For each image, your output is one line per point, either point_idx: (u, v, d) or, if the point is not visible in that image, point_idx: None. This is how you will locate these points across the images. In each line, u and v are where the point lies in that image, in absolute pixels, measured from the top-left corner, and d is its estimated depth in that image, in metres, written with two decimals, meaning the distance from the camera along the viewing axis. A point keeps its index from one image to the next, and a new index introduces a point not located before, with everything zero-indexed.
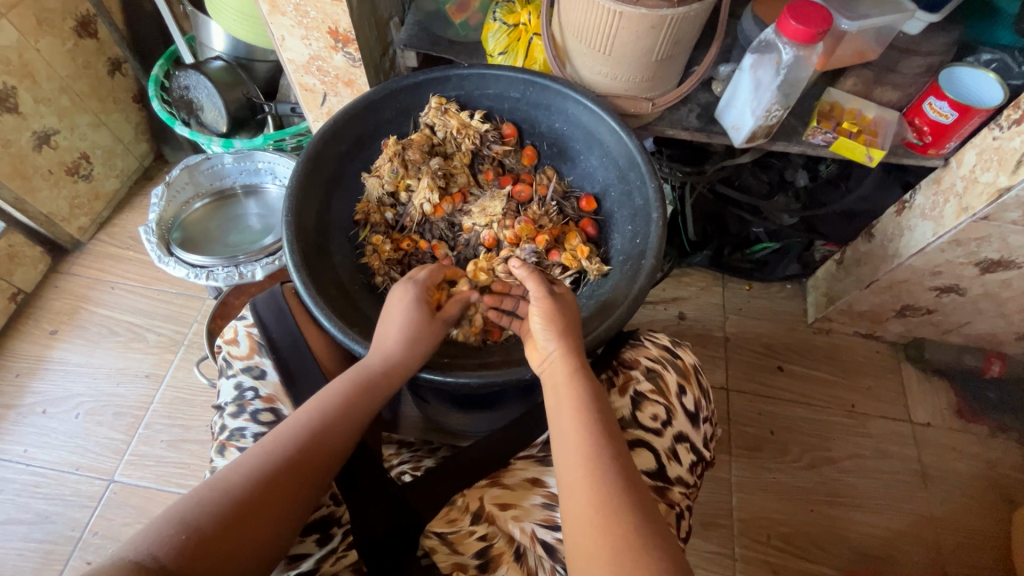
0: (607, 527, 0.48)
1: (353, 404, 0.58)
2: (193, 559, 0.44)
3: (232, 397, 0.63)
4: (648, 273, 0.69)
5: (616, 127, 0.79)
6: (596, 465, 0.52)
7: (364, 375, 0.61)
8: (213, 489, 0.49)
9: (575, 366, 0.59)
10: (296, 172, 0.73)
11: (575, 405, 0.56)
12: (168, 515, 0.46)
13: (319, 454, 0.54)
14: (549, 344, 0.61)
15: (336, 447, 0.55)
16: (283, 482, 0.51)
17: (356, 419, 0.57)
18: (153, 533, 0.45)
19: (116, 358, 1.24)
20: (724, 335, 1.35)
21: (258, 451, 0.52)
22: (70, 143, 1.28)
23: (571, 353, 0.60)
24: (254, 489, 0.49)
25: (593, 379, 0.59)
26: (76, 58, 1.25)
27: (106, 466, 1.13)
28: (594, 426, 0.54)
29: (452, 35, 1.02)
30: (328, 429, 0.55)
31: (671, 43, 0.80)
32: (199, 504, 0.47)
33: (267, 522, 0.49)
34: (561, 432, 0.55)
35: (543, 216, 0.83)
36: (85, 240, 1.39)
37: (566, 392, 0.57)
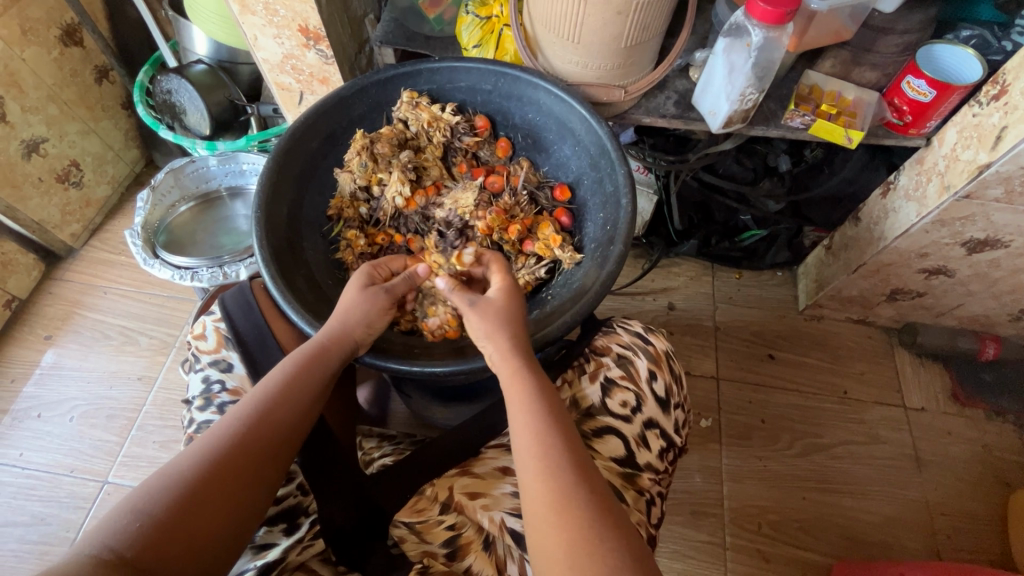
0: (558, 519, 0.48)
1: (296, 381, 0.59)
2: (150, 545, 0.46)
3: (199, 391, 0.64)
4: (616, 258, 0.69)
5: (586, 115, 0.79)
6: (549, 459, 0.52)
7: (304, 351, 0.62)
8: (167, 478, 0.50)
9: (508, 353, 0.60)
10: (266, 168, 0.74)
11: (524, 403, 0.56)
12: (122, 506, 0.48)
13: (267, 433, 0.55)
14: (488, 350, 0.62)
15: (283, 424, 0.57)
16: (234, 467, 0.53)
17: (302, 395, 0.59)
18: (108, 524, 0.46)
19: (109, 362, 1.26)
20: (714, 324, 1.34)
21: (209, 439, 0.54)
22: (59, 151, 1.30)
23: (512, 349, 0.60)
24: (205, 474, 0.51)
25: (537, 372, 0.59)
26: (63, 66, 1.26)
27: (99, 468, 1.15)
28: (544, 418, 0.54)
29: (427, 31, 1.03)
30: (273, 408, 0.57)
31: (640, 29, 0.80)
32: (152, 493, 0.49)
33: (223, 508, 0.51)
34: (513, 426, 0.56)
35: (515, 206, 0.84)
36: (78, 247, 1.40)
37: (518, 387, 0.57)
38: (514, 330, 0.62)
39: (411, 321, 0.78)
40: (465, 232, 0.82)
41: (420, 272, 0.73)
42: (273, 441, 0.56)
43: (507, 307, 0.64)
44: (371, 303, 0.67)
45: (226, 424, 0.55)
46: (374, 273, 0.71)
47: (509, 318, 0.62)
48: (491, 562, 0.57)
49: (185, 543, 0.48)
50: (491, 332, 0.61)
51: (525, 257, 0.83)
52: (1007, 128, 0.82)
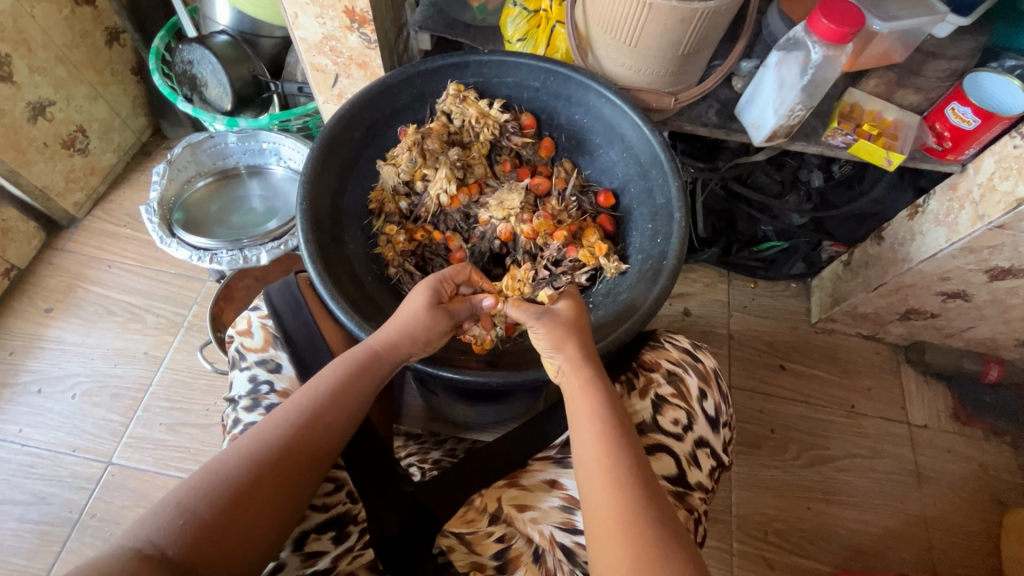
0: (628, 538, 0.48)
1: (346, 389, 0.58)
2: (192, 545, 0.46)
3: (246, 390, 0.61)
4: (669, 275, 0.69)
5: (639, 122, 0.78)
6: (616, 475, 0.51)
7: (354, 355, 0.60)
8: (210, 475, 0.50)
9: (579, 361, 0.59)
10: (311, 157, 0.71)
11: (593, 412, 0.56)
12: (165, 500, 0.48)
13: (314, 441, 0.54)
14: (557, 360, 0.61)
15: (330, 433, 0.56)
16: (279, 472, 0.52)
17: (351, 403, 0.58)
18: (154, 518, 0.46)
19: (114, 339, 1.22)
20: (729, 333, 1.35)
21: (252, 438, 0.53)
22: (66, 115, 1.24)
23: (580, 362, 0.59)
24: (249, 477, 0.50)
25: (607, 385, 0.58)
26: (73, 26, 1.20)
27: (104, 448, 1.12)
28: (612, 433, 0.54)
29: (469, 18, 1.00)
30: (322, 414, 0.56)
31: (698, 38, 0.78)
32: (198, 489, 0.49)
33: (264, 512, 0.50)
34: (578, 439, 0.55)
35: (562, 211, 0.82)
36: (81, 216, 1.35)
37: (583, 401, 0.57)
38: (578, 343, 0.61)
39: None
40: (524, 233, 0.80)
41: (487, 303, 0.69)
42: (319, 449, 0.55)
43: (574, 317, 0.63)
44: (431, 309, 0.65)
45: (273, 425, 0.54)
46: (440, 289, 0.67)
47: (567, 329, 0.62)
48: None
49: (227, 544, 0.47)
50: (560, 343, 0.61)
51: (568, 263, 0.79)
52: None
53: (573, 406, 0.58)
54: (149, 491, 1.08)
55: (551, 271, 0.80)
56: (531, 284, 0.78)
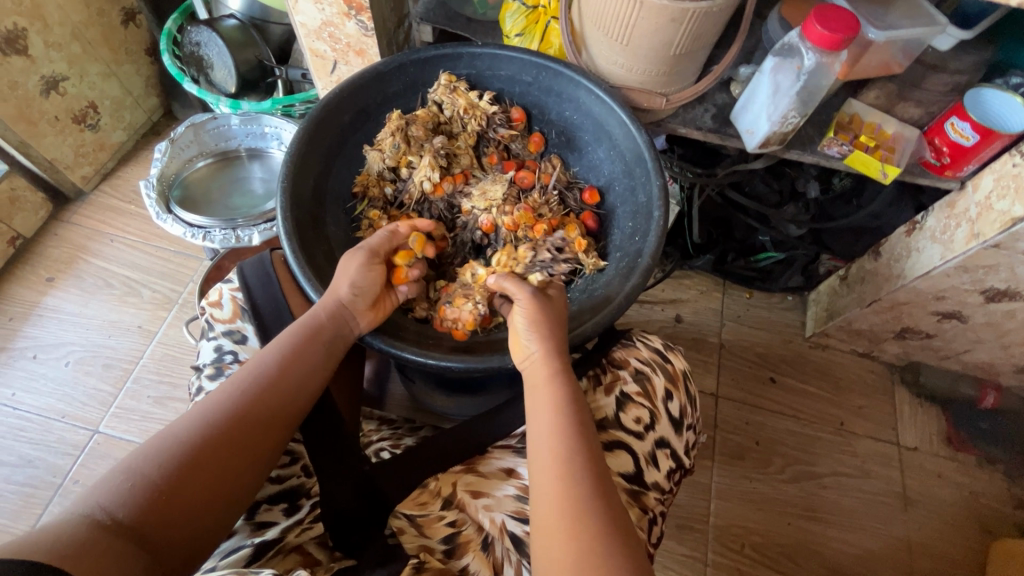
0: (574, 532, 0.48)
1: (298, 355, 0.60)
2: (146, 508, 0.46)
3: (211, 359, 0.63)
4: (642, 272, 0.69)
5: (626, 120, 0.78)
6: (569, 468, 0.51)
7: (302, 324, 0.62)
8: (164, 441, 0.50)
9: (552, 352, 0.60)
10: (297, 137, 0.73)
11: (553, 404, 0.56)
12: (117, 467, 0.48)
13: (266, 409, 0.55)
14: (531, 346, 0.61)
15: (282, 399, 0.57)
16: (233, 438, 0.52)
17: (302, 369, 0.59)
18: (104, 484, 0.46)
19: (110, 311, 1.24)
20: (719, 342, 1.33)
21: (205, 406, 0.54)
22: (78, 91, 1.27)
23: (552, 354, 0.60)
24: (203, 443, 0.51)
25: (572, 377, 0.59)
26: (90, 5, 1.24)
27: (92, 416, 1.14)
28: (569, 427, 0.54)
29: (470, 13, 1.01)
30: (273, 380, 0.57)
31: (691, 38, 0.78)
32: (149, 456, 0.49)
33: (218, 478, 0.50)
34: (535, 430, 0.56)
35: (543, 205, 0.82)
36: (88, 190, 1.38)
37: (545, 392, 0.57)
38: (554, 334, 0.62)
39: (427, 311, 0.78)
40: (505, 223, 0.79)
41: (404, 230, 0.73)
42: (271, 415, 0.56)
43: (561, 307, 0.66)
44: (371, 282, 0.67)
45: (222, 396, 0.55)
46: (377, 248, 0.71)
47: (539, 319, 0.62)
48: (489, 563, 0.56)
49: (184, 506, 0.48)
50: (539, 328, 0.61)
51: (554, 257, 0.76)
52: None
53: (536, 397, 0.58)
54: None
55: (552, 256, 0.75)
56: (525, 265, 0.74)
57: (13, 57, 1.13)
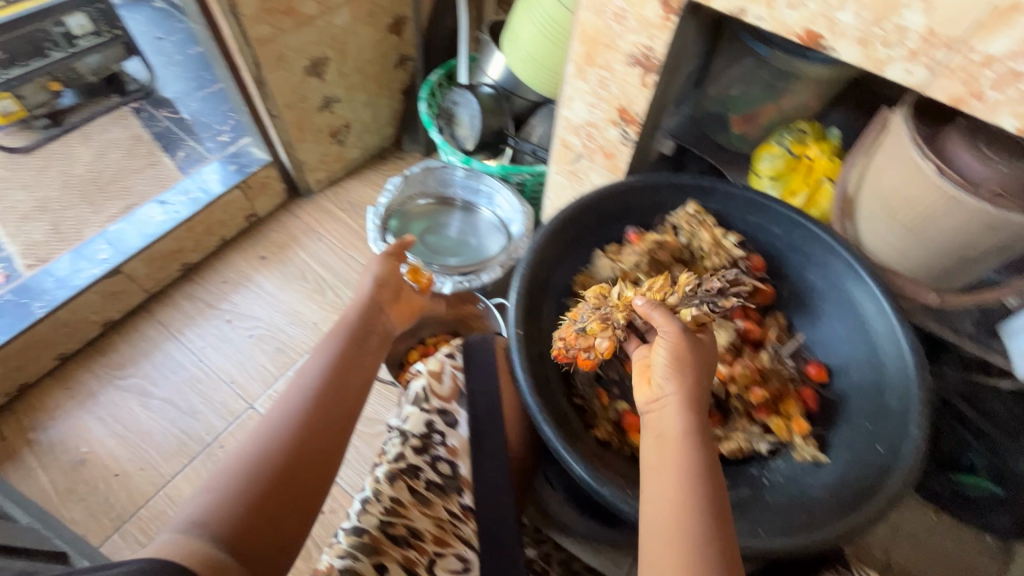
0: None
1: (337, 368, 0.70)
2: (245, 527, 0.53)
3: (420, 431, 0.69)
4: (891, 495, 0.60)
5: (889, 312, 0.69)
6: (688, 544, 0.48)
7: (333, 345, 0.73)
8: (244, 467, 0.57)
9: (688, 406, 0.57)
10: (545, 230, 0.77)
11: (683, 468, 0.53)
12: (210, 496, 0.55)
13: (323, 421, 0.64)
14: (667, 387, 0.58)
15: (336, 413, 0.66)
16: (300, 452, 0.60)
17: (344, 377, 0.70)
18: (203, 514, 0.53)
19: (297, 301, 1.38)
20: (886, 560, 1.11)
21: (270, 432, 0.61)
22: (342, 113, 1.47)
23: (687, 408, 0.57)
24: (271, 468, 0.58)
25: (704, 442, 0.55)
26: (379, 48, 1.44)
27: (252, 391, 1.25)
28: (693, 501, 0.50)
29: (722, 140, 1.00)
30: (324, 396, 0.67)
31: (993, 247, 0.69)
32: (232, 483, 0.56)
33: (299, 487, 0.58)
34: (657, 495, 0.53)
35: (769, 369, 0.76)
36: (316, 191, 1.58)
37: (673, 456, 0.54)
38: (694, 383, 0.58)
39: (609, 435, 0.75)
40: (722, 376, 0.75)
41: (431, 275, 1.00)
42: (329, 427, 0.64)
43: (704, 355, 0.61)
44: (374, 297, 0.83)
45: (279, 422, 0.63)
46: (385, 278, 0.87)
47: (683, 360, 0.59)
48: None
49: (272, 527, 0.55)
50: (678, 375, 0.58)
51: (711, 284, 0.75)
52: None
53: (661, 452, 0.55)
54: None
55: (716, 291, 0.75)
56: (681, 296, 0.73)
57: (311, 78, 1.34)
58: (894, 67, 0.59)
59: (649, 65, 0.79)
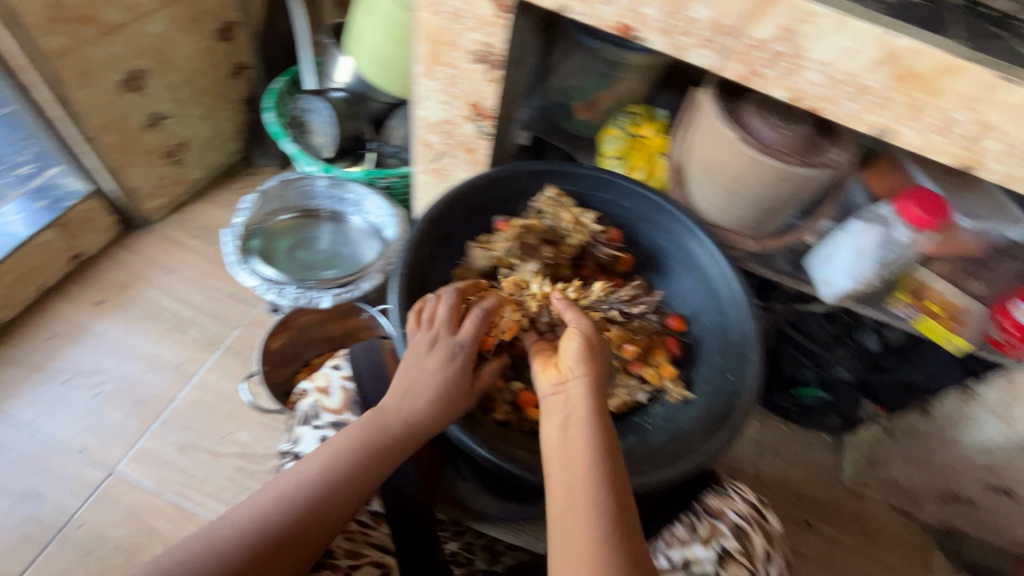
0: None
1: (355, 461, 0.60)
2: None
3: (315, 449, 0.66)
4: (741, 413, 0.71)
5: (722, 263, 0.81)
6: (594, 527, 0.51)
7: (364, 429, 0.62)
8: (208, 541, 0.54)
9: (587, 392, 0.59)
10: (417, 229, 0.79)
11: (585, 452, 0.55)
12: (166, 565, 0.52)
13: (312, 522, 0.57)
14: (575, 373, 0.61)
15: (333, 513, 0.58)
16: (269, 547, 0.55)
17: (360, 475, 0.60)
18: None
19: (153, 344, 1.23)
20: (756, 474, 1.30)
21: (253, 511, 0.56)
22: (176, 130, 1.33)
23: (590, 393, 0.59)
24: (238, 554, 0.53)
25: (604, 430, 0.57)
26: (209, 56, 1.31)
27: (111, 455, 1.10)
28: (595, 483, 0.53)
29: (571, 127, 1.08)
30: (327, 494, 0.58)
31: (789, 195, 0.84)
32: (193, 562, 0.52)
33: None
34: (565, 483, 0.54)
35: (638, 327, 0.83)
36: (156, 220, 1.41)
37: (577, 434, 0.56)
38: (599, 373, 0.61)
39: (507, 414, 0.80)
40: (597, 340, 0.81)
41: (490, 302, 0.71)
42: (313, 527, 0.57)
43: (595, 344, 0.63)
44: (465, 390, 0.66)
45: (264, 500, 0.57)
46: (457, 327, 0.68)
47: (591, 352, 0.62)
48: None
49: None
50: (585, 365, 0.60)
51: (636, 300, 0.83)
52: None
53: (566, 440, 0.57)
54: (143, 512, 1.05)
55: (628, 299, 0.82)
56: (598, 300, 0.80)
57: (129, 93, 1.19)
58: (692, 52, 0.69)
59: (492, 60, 0.83)
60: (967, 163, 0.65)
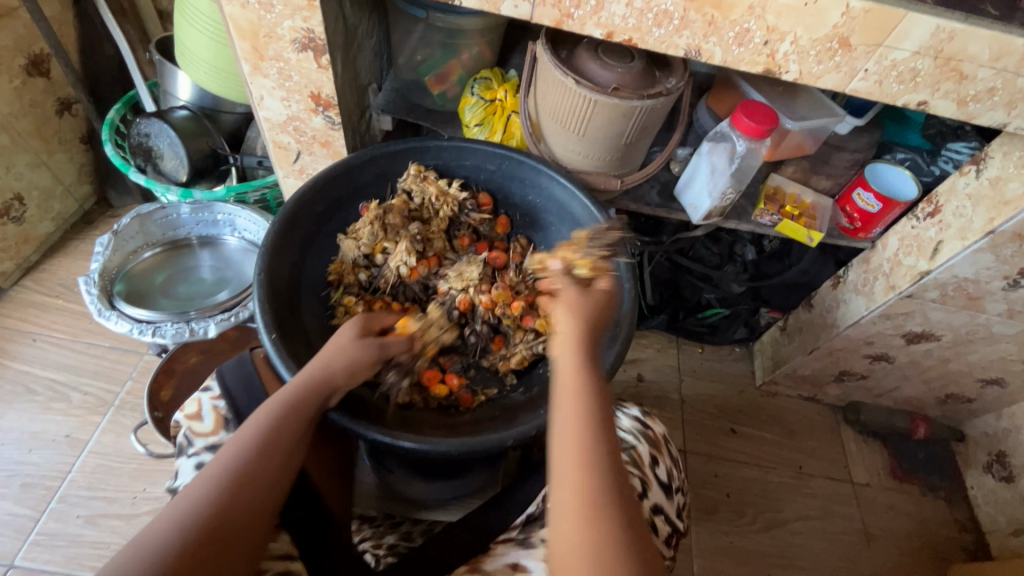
0: (590, 525, 0.48)
1: (278, 427, 0.59)
2: None
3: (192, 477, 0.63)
4: (624, 340, 0.72)
5: (588, 204, 0.83)
6: (591, 459, 0.52)
7: (280, 400, 0.61)
8: (137, 549, 0.48)
9: (579, 337, 0.60)
10: (271, 230, 0.74)
11: (578, 398, 0.55)
12: None
13: (253, 492, 0.54)
14: (561, 320, 0.61)
15: (268, 480, 0.56)
16: (211, 533, 0.50)
17: (287, 438, 0.59)
18: None
19: (31, 421, 1.11)
20: (680, 398, 1.38)
21: (184, 498, 0.52)
22: (3, 183, 1.19)
23: (580, 337, 0.59)
24: (180, 550, 0.48)
25: (596, 372, 0.58)
26: (23, 95, 1.18)
27: (5, 548, 0.99)
28: (593, 422, 0.54)
29: (429, 103, 1.07)
30: (258, 463, 0.56)
31: (637, 129, 0.88)
32: (128, 568, 0.46)
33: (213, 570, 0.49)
34: (560, 424, 0.55)
35: (520, 283, 0.86)
36: (7, 287, 1.26)
37: (570, 381, 0.57)
38: (587, 316, 0.61)
39: (410, 397, 0.78)
40: (483, 303, 0.83)
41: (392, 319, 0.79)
42: (255, 495, 0.54)
43: (590, 292, 0.65)
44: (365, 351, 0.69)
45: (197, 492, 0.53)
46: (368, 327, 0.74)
47: (574, 299, 0.62)
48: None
49: None
50: (571, 307, 0.62)
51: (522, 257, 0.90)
52: (942, 243, 0.93)
53: (557, 386, 0.58)
54: None
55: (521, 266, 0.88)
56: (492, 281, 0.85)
57: None
58: (505, 4, 0.69)
59: (318, 46, 0.79)
60: (771, 68, 0.71)
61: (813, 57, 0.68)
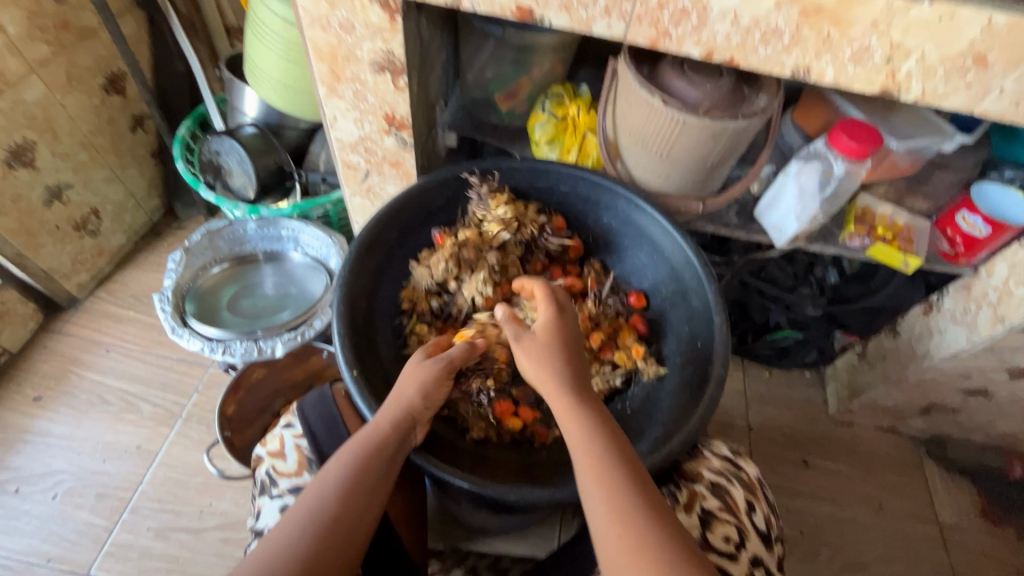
0: (626, 534, 0.51)
1: (358, 476, 0.58)
2: None
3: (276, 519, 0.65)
4: (717, 381, 0.70)
5: (670, 229, 0.79)
6: (603, 473, 0.55)
7: (359, 443, 0.60)
8: None
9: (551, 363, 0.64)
10: (349, 259, 0.73)
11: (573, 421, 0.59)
12: None
13: (338, 546, 0.53)
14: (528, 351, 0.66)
15: (352, 532, 0.55)
16: None
17: (367, 487, 0.58)
18: None
19: (105, 432, 1.14)
20: (748, 425, 1.31)
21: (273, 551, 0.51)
22: (82, 199, 1.23)
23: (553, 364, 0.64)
24: None
25: (583, 387, 0.62)
26: (101, 113, 1.22)
27: (82, 558, 1.02)
28: (597, 441, 0.57)
29: (496, 120, 1.04)
30: (343, 514, 0.55)
31: (724, 151, 0.83)
32: None
33: None
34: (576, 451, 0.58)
35: (599, 314, 0.84)
36: (83, 297, 1.31)
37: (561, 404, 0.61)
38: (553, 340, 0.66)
39: (485, 431, 0.76)
40: None
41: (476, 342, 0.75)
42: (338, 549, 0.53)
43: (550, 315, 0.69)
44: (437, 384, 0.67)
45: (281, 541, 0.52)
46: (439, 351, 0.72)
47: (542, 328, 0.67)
48: None
49: None
50: (529, 339, 0.66)
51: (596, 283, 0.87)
52: None
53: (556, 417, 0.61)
54: None
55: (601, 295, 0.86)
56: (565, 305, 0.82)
57: (18, 170, 1.09)
58: (597, 24, 0.66)
59: (395, 67, 0.78)
60: (888, 88, 0.65)
61: (940, 76, 0.62)
